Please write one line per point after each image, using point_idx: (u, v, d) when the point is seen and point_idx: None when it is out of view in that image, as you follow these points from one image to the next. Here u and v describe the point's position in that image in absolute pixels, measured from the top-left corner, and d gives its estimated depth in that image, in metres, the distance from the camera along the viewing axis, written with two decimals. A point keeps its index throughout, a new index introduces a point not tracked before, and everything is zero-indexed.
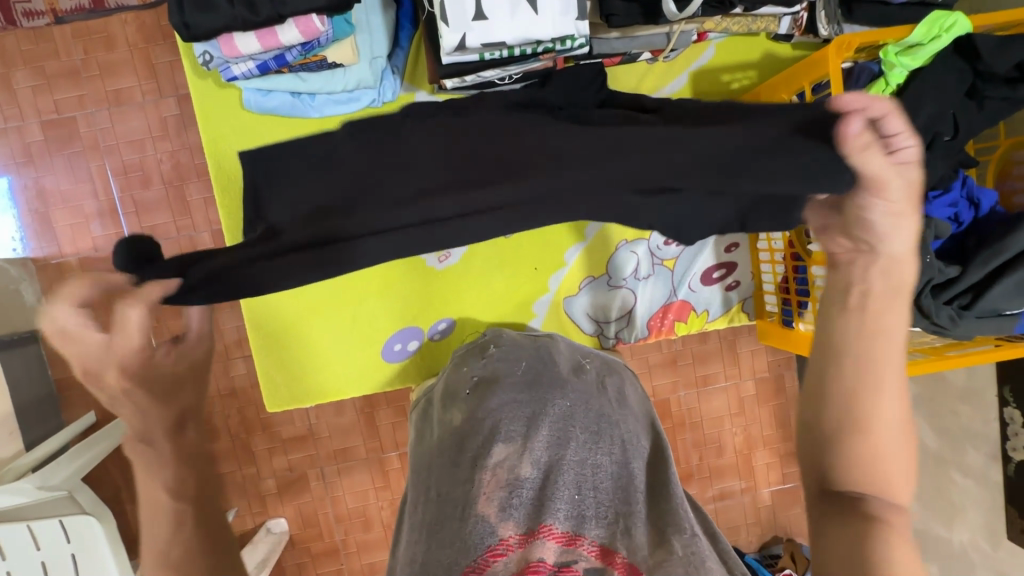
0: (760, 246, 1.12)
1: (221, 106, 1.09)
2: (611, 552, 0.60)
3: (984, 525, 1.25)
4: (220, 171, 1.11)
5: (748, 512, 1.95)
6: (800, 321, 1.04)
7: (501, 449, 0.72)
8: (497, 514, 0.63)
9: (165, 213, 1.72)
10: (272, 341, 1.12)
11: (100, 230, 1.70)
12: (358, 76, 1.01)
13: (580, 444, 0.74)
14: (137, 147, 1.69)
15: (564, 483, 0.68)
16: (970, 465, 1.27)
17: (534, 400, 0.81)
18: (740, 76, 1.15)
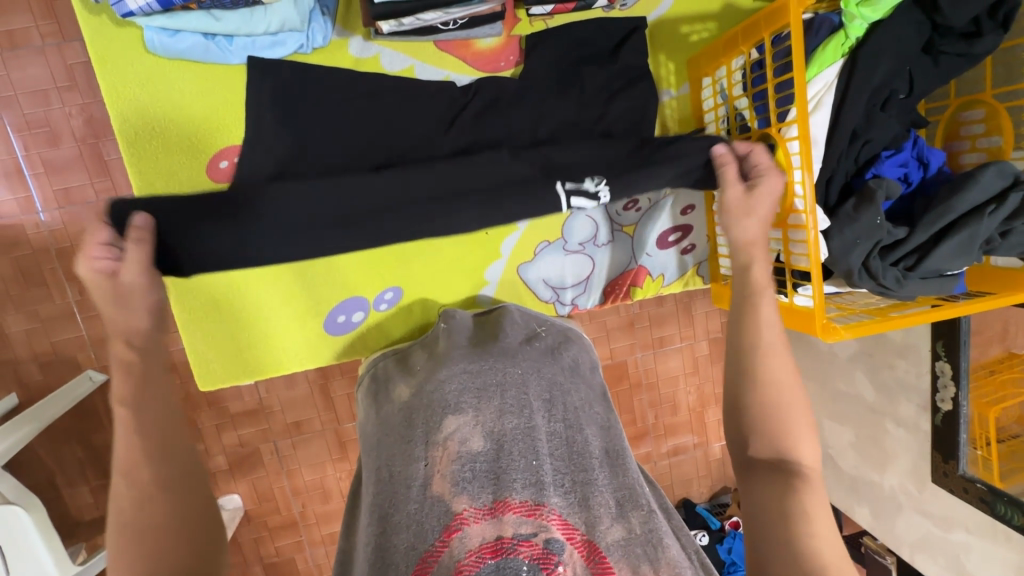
0: (717, 208, 1.09)
1: (122, 49, 0.96)
2: (571, 527, 0.60)
3: (912, 469, 1.35)
4: (126, 125, 0.98)
5: (700, 465, 2.04)
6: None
7: (452, 421, 0.69)
8: (452, 491, 0.62)
9: (79, 172, 1.57)
10: (197, 318, 1.03)
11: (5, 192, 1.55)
12: (281, 15, 0.91)
13: (535, 411, 0.72)
14: (40, 99, 1.51)
15: (519, 453, 0.66)
16: (903, 416, 1.35)
17: (485, 369, 0.78)
18: (699, 28, 1.07)
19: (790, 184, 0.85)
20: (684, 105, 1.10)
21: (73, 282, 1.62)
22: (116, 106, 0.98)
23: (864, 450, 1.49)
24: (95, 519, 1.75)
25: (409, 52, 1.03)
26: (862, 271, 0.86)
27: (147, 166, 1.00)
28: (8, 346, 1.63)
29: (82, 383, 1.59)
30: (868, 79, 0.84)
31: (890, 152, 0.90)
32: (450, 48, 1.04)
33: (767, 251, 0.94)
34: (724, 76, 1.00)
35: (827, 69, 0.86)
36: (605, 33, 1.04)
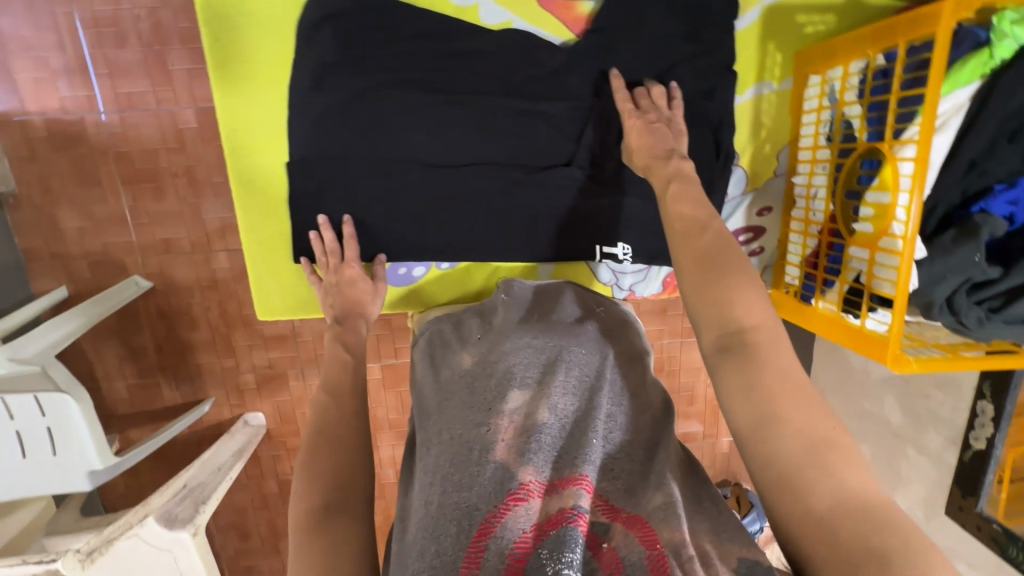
0: (796, 213, 1.03)
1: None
2: (614, 508, 0.65)
3: (925, 497, 1.35)
4: (215, 43, 0.96)
5: (706, 455, 2.07)
6: (821, 299, 0.98)
7: (516, 397, 0.75)
8: (518, 461, 0.66)
9: (142, 79, 1.56)
10: (265, 247, 1.05)
11: (69, 89, 1.56)
12: None
13: (596, 395, 0.77)
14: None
15: (579, 433, 0.71)
16: (928, 445, 1.34)
17: (548, 349, 0.84)
18: (817, 20, 0.99)
19: (892, 205, 0.80)
20: (784, 103, 1.03)
21: (128, 188, 1.64)
22: (207, 24, 0.95)
23: (878, 470, 1.49)
24: (129, 414, 1.86)
25: (508, 4, 0.97)
26: (942, 305, 0.83)
27: (232, 86, 0.98)
28: (61, 242, 1.68)
29: (129, 287, 1.65)
30: (1002, 106, 0.80)
31: (1004, 186, 0.82)
32: (552, 7, 0.97)
33: (846, 269, 0.90)
34: (838, 77, 0.93)
35: (958, 89, 0.82)
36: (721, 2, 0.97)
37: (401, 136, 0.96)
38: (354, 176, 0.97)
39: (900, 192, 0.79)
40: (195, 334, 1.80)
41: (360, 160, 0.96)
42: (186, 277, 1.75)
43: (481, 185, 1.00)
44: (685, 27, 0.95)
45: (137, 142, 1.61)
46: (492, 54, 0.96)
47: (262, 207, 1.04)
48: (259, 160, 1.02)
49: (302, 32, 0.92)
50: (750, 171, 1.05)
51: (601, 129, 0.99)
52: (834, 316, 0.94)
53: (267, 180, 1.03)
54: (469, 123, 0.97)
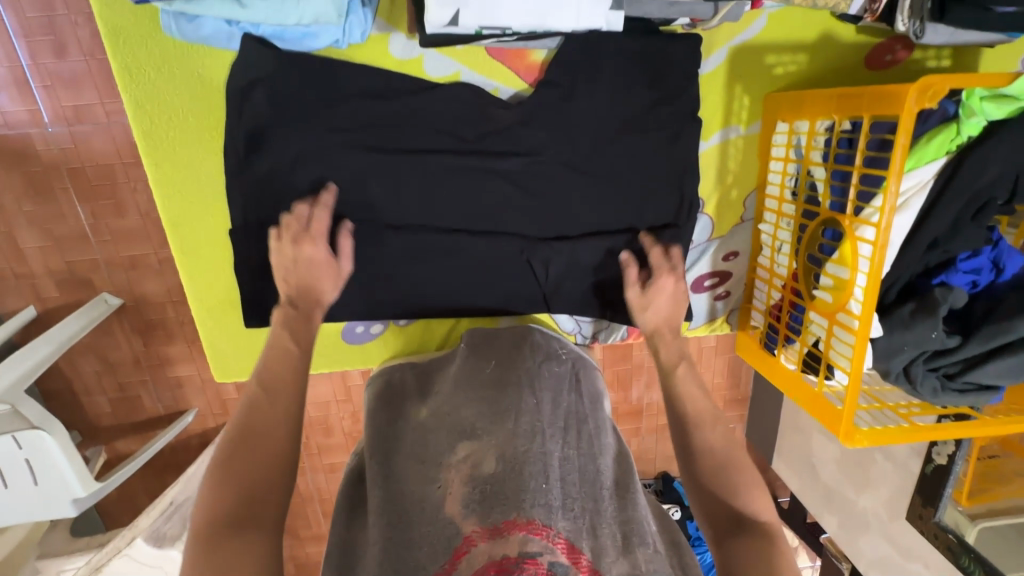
0: (762, 261, 1.02)
1: (143, 38, 0.89)
2: (576, 551, 0.63)
3: (888, 499, 1.41)
4: (140, 114, 0.92)
5: None
6: (783, 352, 0.98)
7: (465, 447, 0.75)
8: (462, 513, 0.66)
9: (88, 91, 1.47)
10: (214, 313, 1.06)
11: (10, 103, 1.47)
12: (315, 10, 0.75)
13: (547, 438, 0.77)
14: (43, 5, 1.38)
15: (529, 474, 0.69)
16: (895, 452, 1.38)
17: (501, 396, 0.84)
18: (786, 61, 0.95)
19: (851, 281, 0.79)
20: (750, 147, 0.99)
21: (86, 205, 1.58)
22: (129, 90, 0.91)
23: (845, 470, 1.54)
24: (113, 426, 1.87)
25: (456, 56, 0.92)
26: (901, 374, 0.88)
27: (162, 157, 0.95)
28: (22, 261, 1.63)
29: (97, 307, 1.62)
30: (966, 185, 0.82)
31: (967, 255, 0.88)
32: (502, 56, 0.93)
33: (806, 332, 0.89)
34: (805, 132, 0.90)
35: (924, 163, 0.84)
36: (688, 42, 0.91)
37: (351, 194, 0.93)
38: (305, 234, 0.94)
39: (858, 272, 0.78)
40: (171, 348, 1.78)
41: (309, 219, 0.93)
42: (157, 292, 1.71)
43: (440, 235, 0.97)
44: (649, 63, 0.90)
45: (90, 157, 1.54)
46: (445, 102, 0.91)
47: (211, 273, 1.03)
48: (195, 227, 1.00)
49: (241, 82, 0.86)
50: (715, 218, 1.03)
51: (560, 177, 0.94)
52: (793, 374, 0.94)
53: (207, 247, 1.02)
54: (421, 176, 0.93)
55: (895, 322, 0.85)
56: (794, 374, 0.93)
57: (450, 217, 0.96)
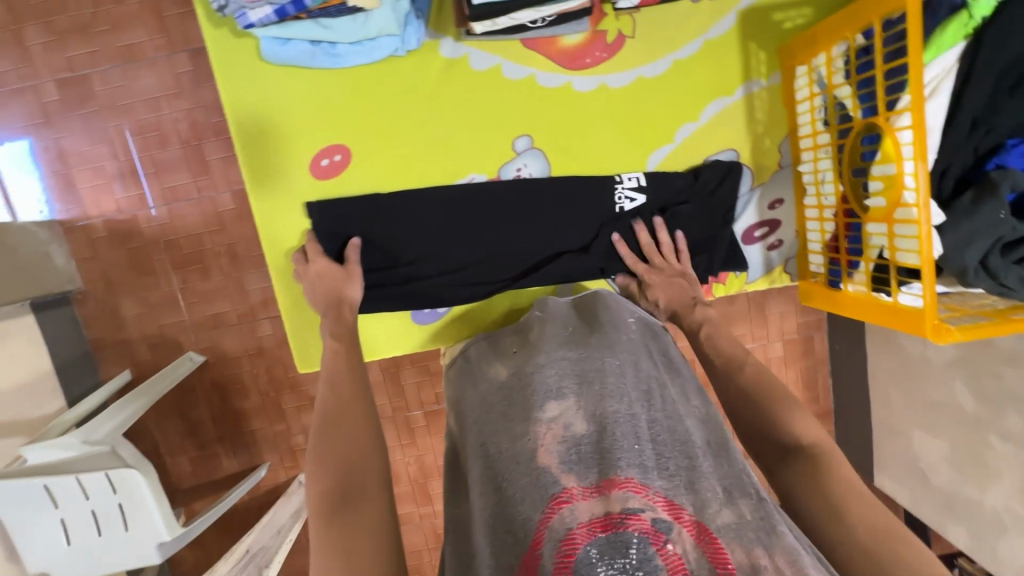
0: (810, 200, 0.89)
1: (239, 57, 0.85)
2: (678, 505, 0.49)
3: (1020, 488, 1.23)
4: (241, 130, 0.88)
5: None
6: (851, 283, 0.83)
7: (553, 404, 0.57)
8: (557, 466, 0.52)
9: (184, 172, 1.58)
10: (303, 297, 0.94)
11: (122, 191, 1.58)
12: (381, 23, 0.79)
13: (637, 396, 0.59)
14: (150, 104, 1.52)
15: (621, 431, 0.54)
16: (1011, 430, 1.23)
17: (578, 351, 0.65)
18: (795, 15, 0.87)
19: (899, 175, 0.68)
20: (776, 100, 0.90)
21: (177, 270, 1.64)
22: (236, 112, 0.87)
23: (962, 465, 1.37)
24: (194, 487, 1.83)
25: (497, 49, 0.87)
26: (974, 269, 0.70)
27: (262, 171, 0.89)
28: (121, 326, 1.65)
29: (183, 364, 1.60)
30: (994, 61, 0.64)
31: (1017, 140, 0.69)
32: (535, 45, 0.87)
33: (867, 247, 0.76)
34: (823, 64, 0.81)
35: (944, 53, 0.66)
36: (701, 19, 0.87)
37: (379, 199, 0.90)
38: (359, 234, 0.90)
39: (904, 162, 0.67)
40: (247, 403, 1.77)
41: None
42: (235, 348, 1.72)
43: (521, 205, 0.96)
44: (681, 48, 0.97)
45: (183, 229, 1.62)
46: (465, 99, 0.88)
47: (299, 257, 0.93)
48: (277, 230, 0.91)
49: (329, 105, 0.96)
50: (754, 165, 0.92)
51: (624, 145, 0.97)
52: (863, 297, 0.79)
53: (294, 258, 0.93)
54: None
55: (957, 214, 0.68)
56: (864, 302, 0.79)
57: (512, 202, 0.91)
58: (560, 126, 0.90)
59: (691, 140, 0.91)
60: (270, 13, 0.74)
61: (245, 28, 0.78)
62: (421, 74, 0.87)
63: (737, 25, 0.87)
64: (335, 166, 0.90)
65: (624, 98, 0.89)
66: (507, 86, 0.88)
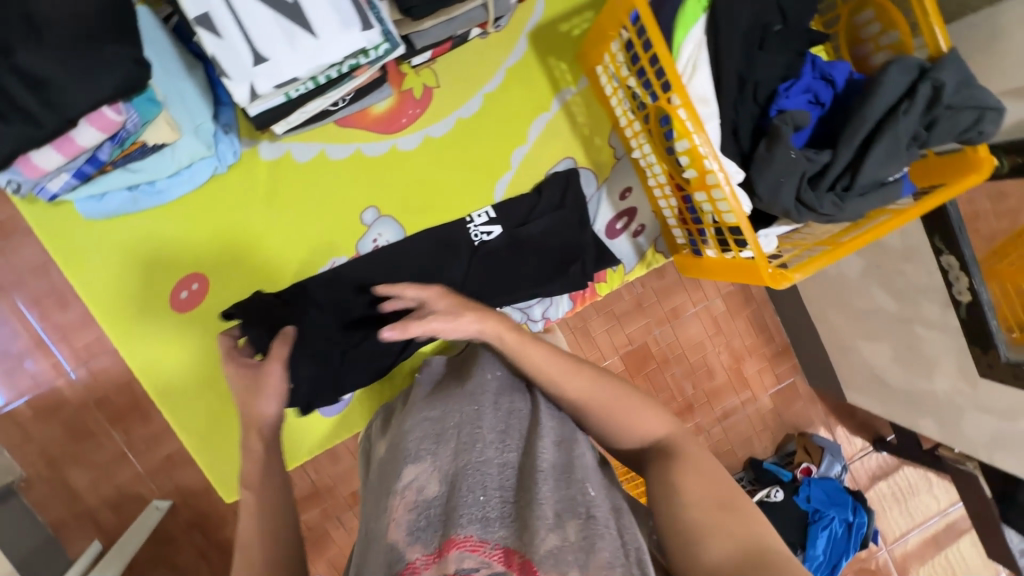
0: (652, 182, 0.93)
1: (60, 223, 0.85)
2: (512, 552, 0.49)
3: (959, 370, 1.15)
4: (91, 292, 0.87)
5: (755, 422, 1.58)
6: (707, 249, 0.87)
7: (410, 470, 0.59)
8: (405, 538, 0.52)
9: (93, 328, 1.50)
10: (208, 430, 0.93)
11: (34, 366, 1.50)
12: (188, 151, 0.81)
13: (490, 441, 0.60)
14: (38, 273, 1.46)
15: (466, 487, 0.55)
16: (931, 318, 1.14)
17: (442, 409, 0.66)
18: (578, 21, 0.92)
19: (694, 147, 0.71)
20: (591, 101, 0.95)
21: (115, 424, 1.55)
22: (79, 276, 0.86)
23: (901, 361, 1.29)
24: None
25: (315, 137, 0.88)
26: (795, 208, 0.73)
27: (126, 324, 0.88)
28: (77, 499, 1.55)
29: (150, 517, 1.50)
30: (734, 23, 0.68)
31: (788, 83, 0.73)
32: (350, 122, 0.89)
33: (703, 214, 0.80)
34: (611, 61, 0.85)
35: (692, 29, 0.70)
36: (494, 52, 0.90)
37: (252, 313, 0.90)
38: None
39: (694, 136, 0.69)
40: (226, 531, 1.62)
41: None
42: (197, 480, 1.60)
43: None
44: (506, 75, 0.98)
45: (109, 382, 1.53)
46: (301, 195, 0.90)
47: (189, 399, 0.91)
48: (160, 372, 0.90)
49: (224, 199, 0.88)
50: (593, 166, 0.96)
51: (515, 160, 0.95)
52: (719, 260, 0.83)
53: (187, 393, 0.91)
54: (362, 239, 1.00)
55: (758, 165, 0.71)
56: (721, 264, 0.82)
57: (380, 273, 0.91)
58: (400, 187, 0.92)
59: (527, 161, 0.95)
60: (69, 178, 0.75)
61: (53, 199, 0.79)
62: (249, 184, 0.89)
63: (530, 49, 0.91)
64: (196, 295, 0.90)
65: (450, 144, 0.92)
66: (338, 169, 0.90)
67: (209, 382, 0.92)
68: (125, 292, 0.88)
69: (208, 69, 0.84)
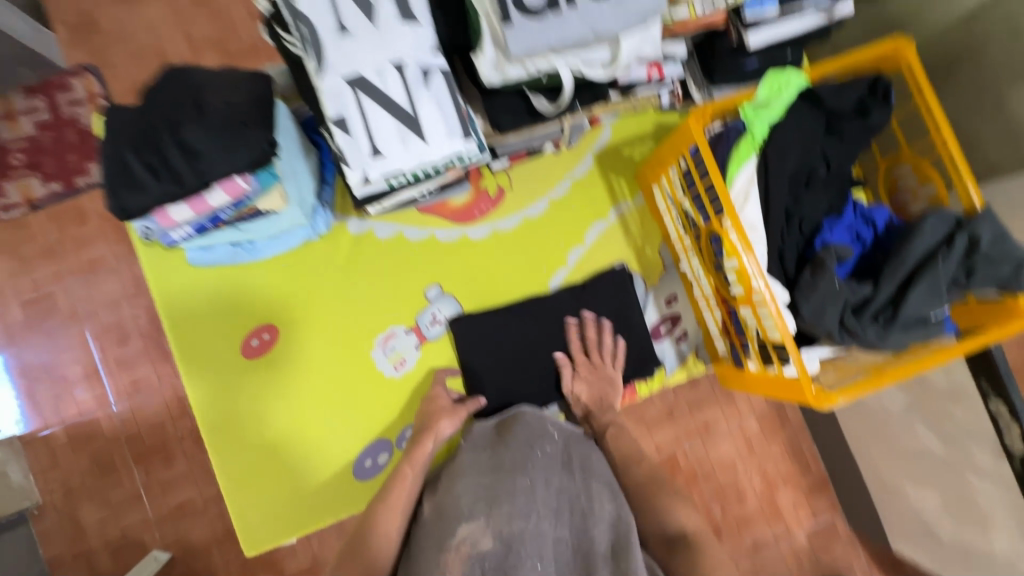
0: (697, 292, 0.99)
1: (167, 263, 0.96)
2: None
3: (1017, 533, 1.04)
4: (177, 328, 0.96)
5: (786, 557, 1.48)
6: (749, 362, 0.90)
7: (464, 529, 0.68)
8: None
9: (146, 364, 1.50)
10: (248, 476, 0.95)
11: (83, 393, 1.48)
12: (289, 219, 0.92)
13: (541, 517, 0.70)
14: (112, 307, 1.48)
15: (522, 558, 0.66)
16: (983, 467, 1.07)
17: (496, 478, 0.73)
18: (640, 147, 1.05)
19: (743, 267, 0.77)
20: (645, 214, 1.05)
21: (138, 463, 1.48)
22: (170, 311, 0.96)
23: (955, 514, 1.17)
24: None
25: (396, 218, 1.00)
26: (837, 333, 0.77)
27: (198, 361, 0.96)
28: (81, 536, 1.47)
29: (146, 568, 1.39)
30: (782, 166, 0.77)
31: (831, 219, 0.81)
32: (429, 209, 1.00)
33: (747, 328, 0.84)
34: (667, 183, 0.95)
35: (746, 163, 0.78)
36: (562, 164, 1.03)
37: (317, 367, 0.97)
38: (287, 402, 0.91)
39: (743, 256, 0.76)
40: None
41: None
42: (204, 535, 1.49)
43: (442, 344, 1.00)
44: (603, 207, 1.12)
45: (145, 421, 1.49)
46: (375, 266, 1.00)
47: (238, 441, 0.96)
48: (217, 411, 0.96)
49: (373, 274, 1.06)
50: (642, 271, 1.04)
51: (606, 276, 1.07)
52: (759, 374, 0.86)
53: (236, 434, 0.96)
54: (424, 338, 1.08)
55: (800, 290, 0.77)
56: (762, 377, 0.85)
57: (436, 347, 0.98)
58: (464, 269, 1.01)
59: (581, 261, 1.03)
60: (189, 230, 0.87)
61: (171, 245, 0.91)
62: (333, 251, 1.00)
63: (595, 165, 1.04)
64: (265, 343, 0.98)
65: (513, 237, 1.02)
66: (411, 248, 1.00)
67: (259, 426, 0.96)
68: (206, 333, 0.97)
69: (320, 153, 0.98)
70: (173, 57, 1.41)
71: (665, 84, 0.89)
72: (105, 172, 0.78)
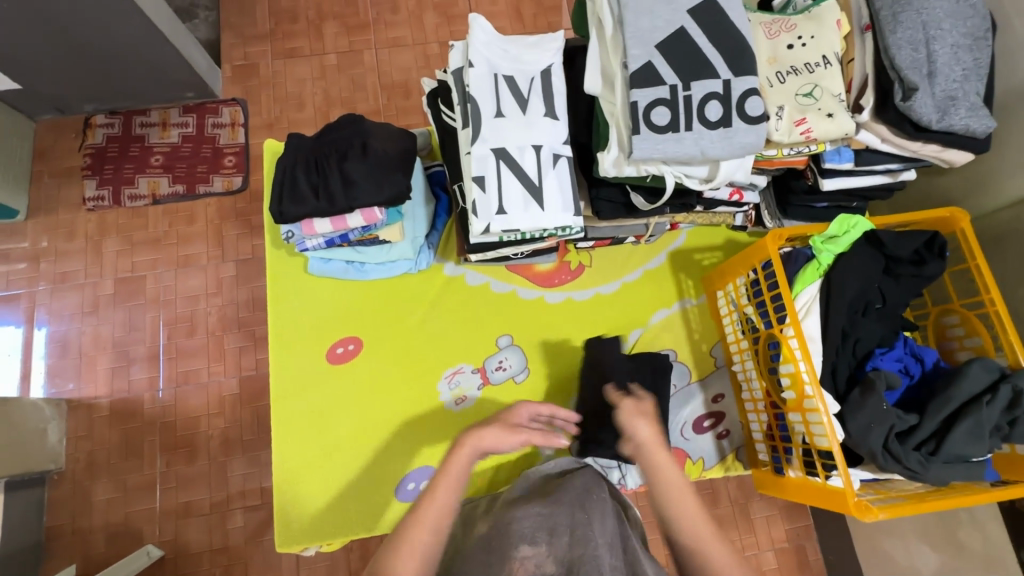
0: (745, 395, 1.06)
1: (287, 267, 1.12)
2: None
3: None
4: (277, 323, 1.09)
5: None
6: (791, 469, 0.94)
7: (525, 549, 0.76)
8: None
9: (201, 357, 1.45)
10: (301, 472, 1.02)
11: (138, 373, 1.44)
12: (399, 251, 1.06)
13: (600, 546, 0.77)
14: (190, 301, 1.48)
15: None
16: None
17: (555, 512, 0.82)
18: (709, 255, 1.18)
19: (798, 373, 0.85)
20: (705, 314, 1.15)
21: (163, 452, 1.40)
22: (276, 308, 1.10)
23: None
24: None
25: (486, 271, 1.14)
26: (882, 455, 0.82)
27: (287, 357, 1.07)
28: (86, 513, 1.37)
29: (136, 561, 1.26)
30: (843, 294, 0.87)
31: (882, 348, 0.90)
32: (516, 269, 1.14)
33: (794, 433, 0.90)
34: (732, 290, 1.06)
35: (808, 286, 0.90)
36: (637, 256, 1.16)
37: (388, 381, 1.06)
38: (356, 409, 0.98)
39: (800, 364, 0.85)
40: None
41: None
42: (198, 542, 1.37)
43: (500, 390, 1.08)
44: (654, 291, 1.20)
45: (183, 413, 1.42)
46: (459, 307, 1.12)
47: (301, 436, 1.04)
48: (290, 405, 1.05)
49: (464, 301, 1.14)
50: (695, 365, 1.12)
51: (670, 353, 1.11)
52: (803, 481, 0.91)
53: (300, 430, 1.04)
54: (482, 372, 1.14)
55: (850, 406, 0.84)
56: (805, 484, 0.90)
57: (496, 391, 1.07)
58: (534, 326, 1.12)
59: (641, 343, 1.13)
60: (321, 242, 1.02)
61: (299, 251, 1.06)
62: (425, 286, 1.13)
63: (666, 263, 1.16)
64: (348, 353, 1.08)
65: (584, 308, 1.13)
66: (492, 299, 1.13)
67: (323, 427, 1.05)
68: (300, 333, 1.09)
69: (438, 203, 1.13)
70: (306, 101, 1.59)
71: (742, 206, 1.04)
72: (277, 187, 0.96)
